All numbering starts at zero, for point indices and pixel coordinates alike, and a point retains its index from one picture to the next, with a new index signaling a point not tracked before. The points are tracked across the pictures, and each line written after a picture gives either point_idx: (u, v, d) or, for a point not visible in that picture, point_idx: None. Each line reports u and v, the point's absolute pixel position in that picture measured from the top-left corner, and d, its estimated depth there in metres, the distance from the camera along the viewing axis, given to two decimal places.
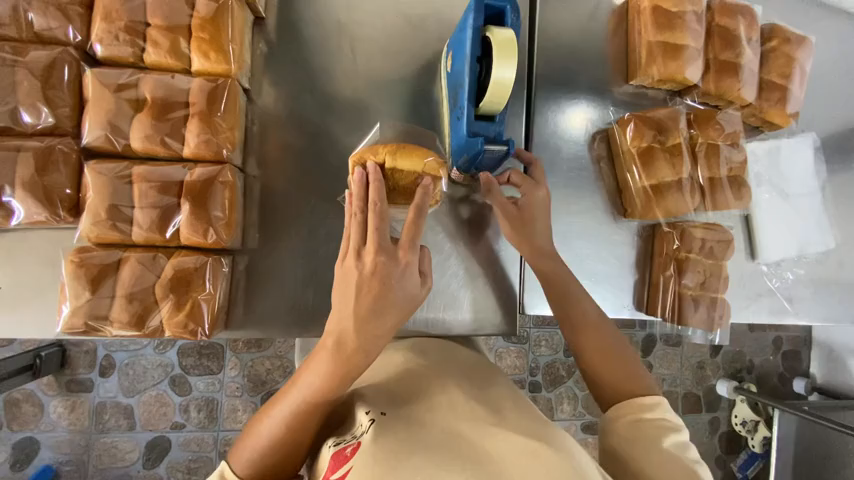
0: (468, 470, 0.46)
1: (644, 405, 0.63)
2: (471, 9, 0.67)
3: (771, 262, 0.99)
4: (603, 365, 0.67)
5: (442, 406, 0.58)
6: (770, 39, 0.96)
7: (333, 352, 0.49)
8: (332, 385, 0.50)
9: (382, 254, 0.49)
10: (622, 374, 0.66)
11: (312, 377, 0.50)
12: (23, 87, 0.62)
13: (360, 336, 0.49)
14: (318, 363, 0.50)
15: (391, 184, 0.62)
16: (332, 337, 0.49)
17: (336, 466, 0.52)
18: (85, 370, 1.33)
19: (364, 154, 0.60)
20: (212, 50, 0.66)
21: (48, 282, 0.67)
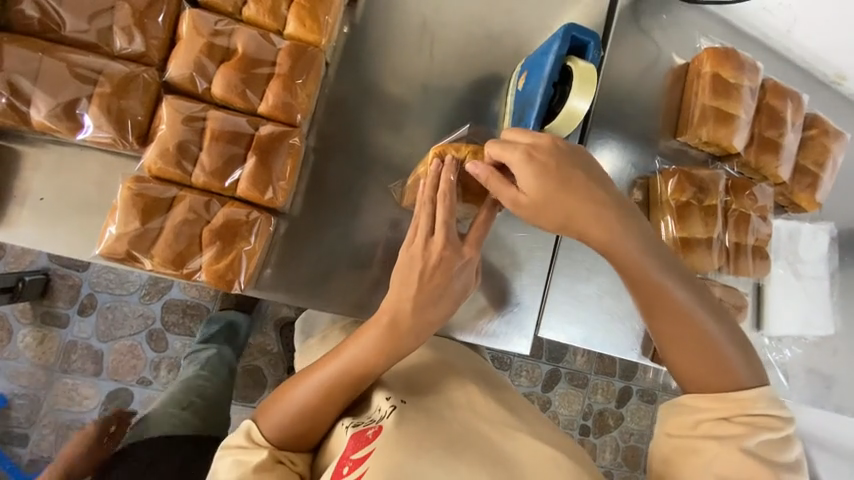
0: (491, 471, 0.51)
1: (741, 398, 0.59)
2: (558, 36, 0.71)
3: (773, 336, 1.03)
4: (687, 356, 0.60)
5: (461, 401, 0.60)
6: (811, 127, 1.01)
7: (388, 329, 0.57)
8: (375, 360, 0.57)
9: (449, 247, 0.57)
10: (706, 369, 0.60)
11: (360, 349, 0.57)
12: (122, 11, 0.64)
13: (414, 319, 0.57)
14: (369, 337, 0.57)
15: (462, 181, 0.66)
16: (388, 315, 0.57)
17: (357, 446, 0.55)
18: (64, 304, 1.29)
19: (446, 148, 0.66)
20: (309, 19, 0.68)
21: (79, 204, 0.66)
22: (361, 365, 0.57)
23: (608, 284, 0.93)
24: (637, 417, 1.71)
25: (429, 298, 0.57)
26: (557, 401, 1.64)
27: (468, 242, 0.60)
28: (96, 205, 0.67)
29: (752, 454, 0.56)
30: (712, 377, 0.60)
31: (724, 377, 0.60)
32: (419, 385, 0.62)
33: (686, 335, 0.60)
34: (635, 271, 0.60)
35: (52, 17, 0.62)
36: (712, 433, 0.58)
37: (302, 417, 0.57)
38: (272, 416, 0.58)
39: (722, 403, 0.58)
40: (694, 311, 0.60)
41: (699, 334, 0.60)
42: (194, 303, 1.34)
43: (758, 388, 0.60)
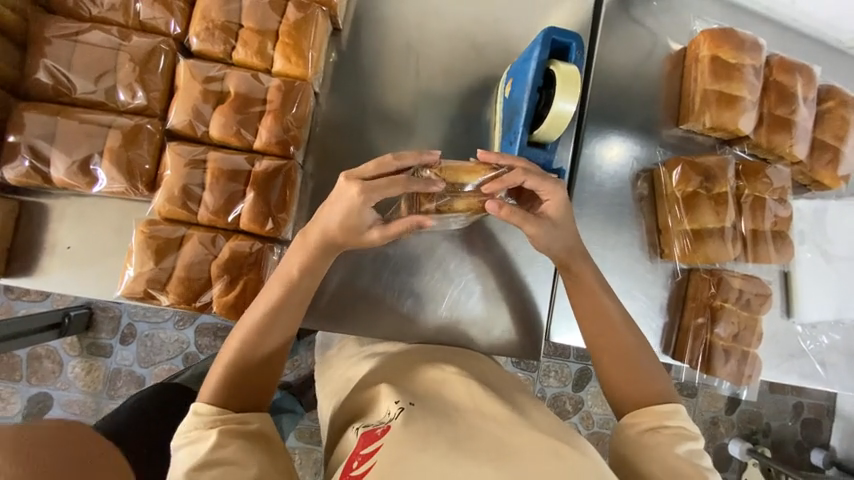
0: (493, 466, 0.49)
1: (664, 411, 0.64)
2: (538, 42, 0.71)
3: (806, 323, 0.97)
4: (617, 371, 0.68)
5: (469, 405, 0.61)
6: (827, 100, 0.96)
7: (315, 249, 0.65)
8: (307, 275, 0.65)
9: (365, 194, 0.60)
10: (631, 374, 0.67)
11: (284, 276, 0.65)
12: (124, 69, 0.69)
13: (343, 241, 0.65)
14: (295, 260, 0.65)
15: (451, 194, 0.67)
16: (316, 235, 0.65)
17: (366, 443, 0.57)
18: (107, 335, 1.38)
19: (442, 167, 0.64)
20: (294, 55, 0.72)
21: (104, 249, 0.72)
22: (289, 291, 0.65)
23: (621, 281, 0.91)
24: None
25: (353, 230, 0.63)
26: (590, 400, 1.60)
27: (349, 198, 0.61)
28: (115, 248, 0.72)
29: (686, 459, 0.60)
30: (638, 385, 0.67)
31: (649, 390, 0.66)
32: (424, 393, 0.64)
33: (611, 349, 0.69)
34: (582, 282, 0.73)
35: (63, 82, 0.68)
36: (646, 445, 0.61)
37: (250, 351, 0.62)
38: (216, 374, 0.61)
39: (645, 415, 0.64)
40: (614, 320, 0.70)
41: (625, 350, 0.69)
42: (224, 325, 1.41)
43: (674, 405, 0.65)
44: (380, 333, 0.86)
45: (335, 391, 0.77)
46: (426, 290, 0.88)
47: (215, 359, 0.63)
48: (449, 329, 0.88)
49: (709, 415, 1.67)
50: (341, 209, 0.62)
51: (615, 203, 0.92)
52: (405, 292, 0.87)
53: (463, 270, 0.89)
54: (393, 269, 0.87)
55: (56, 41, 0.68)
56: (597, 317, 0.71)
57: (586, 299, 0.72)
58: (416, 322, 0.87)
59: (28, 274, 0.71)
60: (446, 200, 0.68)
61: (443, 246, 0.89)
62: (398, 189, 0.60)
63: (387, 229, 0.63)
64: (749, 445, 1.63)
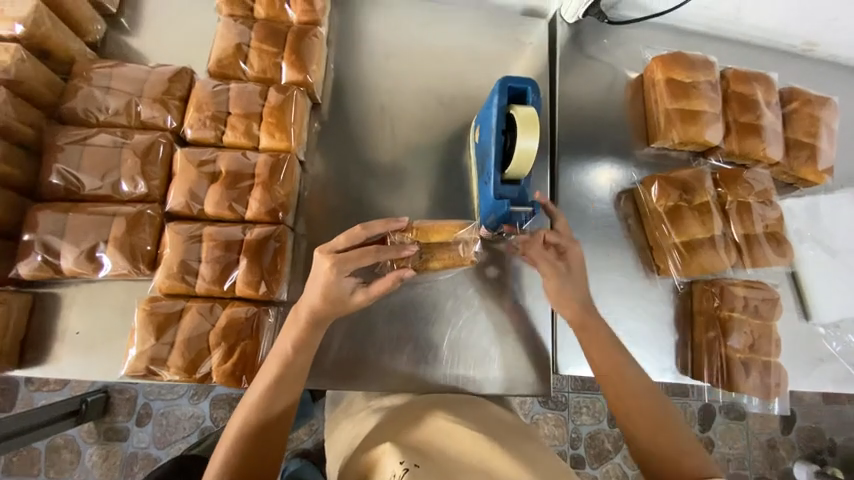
0: None
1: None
2: (496, 91, 0.77)
3: (828, 323, 0.93)
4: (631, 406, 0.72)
5: (476, 461, 0.61)
6: (791, 101, 0.99)
7: (306, 325, 0.67)
8: (303, 349, 0.67)
9: (337, 266, 0.64)
10: (645, 410, 0.71)
11: (280, 354, 0.67)
12: (127, 163, 0.77)
13: (331, 314, 0.67)
14: (287, 339, 0.68)
15: (427, 254, 0.76)
16: (305, 310, 0.67)
17: None
18: (123, 417, 1.38)
19: (417, 229, 0.74)
20: (277, 131, 0.79)
21: (111, 330, 0.75)
22: (284, 369, 0.66)
23: (622, 303, 0.90)
24: (728, 439, 1.52)
25: (339, 297, 0.66)
26: None
27: (324, 276, 0.65)
28: (122, 328, 0.76)
29: None
30: (675, 460, 0.67)
31: (689, 465, 0.66)
32: (432, 452, 0.62)
33: (638, 407, 0.71)
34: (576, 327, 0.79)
35: (74, 181, 0.76)
36: None
37: (252, 430, 0.63)
38: (219, 457, 0.62)
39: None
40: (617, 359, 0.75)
41: (659, 417, 0.71)
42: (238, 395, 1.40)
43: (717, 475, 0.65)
44: (385, 385, 0.84)
45: (342, 449, 0.75)
46: (427, 336, 0.87)
47: (220, 442, 0.64)
48: (454, 372, 0.86)
49: (764, 438, 1.54)
50: (320, 284, 0.66)
51: (602, 226, 0.94)
52: (405, 340, 0.87)
53: (462, 310, 0.88)
54: (391, 317, 0.87)
55: (67, 147, 0.76)
56: (611, 371, 0.75)
57: (604, 357, 0.76)
58: (421, 370, 0.86)
59: (42, 364, 0.74)
60: (422, 258, 0.76)
61: (440, 288, 0.89)
62: (369, 257, 0.65)
63: (371, 289, 0.67)
64: (816, 467, 1.48)
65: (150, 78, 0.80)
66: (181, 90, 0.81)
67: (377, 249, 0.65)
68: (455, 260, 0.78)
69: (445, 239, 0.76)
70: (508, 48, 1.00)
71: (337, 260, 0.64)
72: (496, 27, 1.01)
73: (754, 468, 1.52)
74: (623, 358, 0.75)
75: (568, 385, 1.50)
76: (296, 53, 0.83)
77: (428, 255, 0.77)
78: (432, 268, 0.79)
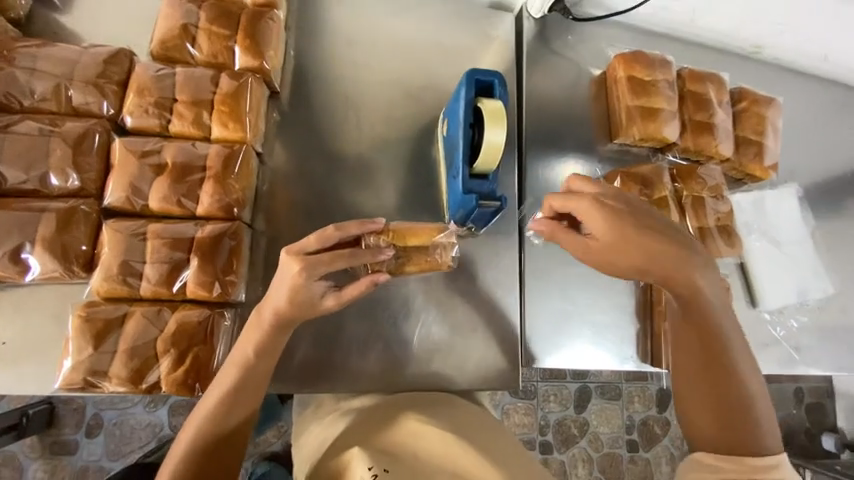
0: None
1: (759, 465, 0.59)
2: (462, 83, 0.75)
3: (772, 309, 0.99)
4: (697, 358, 0.63)
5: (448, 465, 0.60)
6: (741, 100, 1.04)
7: (266, 332, 0.62)
8: (263, 351, 0.62)
9: (307, 270, 0.58)
10: (716, 367, 0.62)
11: (239, 361, 0.62)
12: (56, 154, 0.69)
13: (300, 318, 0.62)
14: (248, 344, 0.62)
15: (403, 256, 0.75)
16: (270, 314, 0.61)
17: None
18: (70, 429, 1.27)
19: (392, 231, 0.73)
20: (231, 121, 0.74)
21: (44, 339, 0.68)
22: (244, 374, 0.61)
23: (587, 295, 0.92)
24: None
25: (306, 303, 0.60)
26: (595, 420, 1.55)
27: (291, 279, 0.58)
28: (56, 337, 0.68)
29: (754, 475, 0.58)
30: (728, 435, 0.61)
31: (742, 442, 0.60)
32: (402, 455, 0.62)
33: (707, 362, 0.63)
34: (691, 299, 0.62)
35: None
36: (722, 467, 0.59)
37: (206, 437, 0.59)
38: (171, 465, 0.58)
39: (740, 464, 0.59)
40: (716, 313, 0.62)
41: (730, 388, 0.62)
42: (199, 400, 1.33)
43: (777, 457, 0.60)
44: (354, 385, 0.82)
45: (308, 455, 0.72)
46: (396, 332, 0.85)
47: (169, 453, 0.61)
48: (423, 369, 0.85)
49: None
50: (286, 288, 0.59)
51: None
52: (373, 338, 0.85)
53: (431, 306, 0.87)
54: (358, 316, 0.85)
55: None
56: (698, 327, 0.63)
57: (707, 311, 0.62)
58: (390, 368, 0.84)
59: None
60: (398, 261, 0.75)
61: (409, 284, 0.87)
62: (342, 261, 0.59)
63: (342, 294, 0.61)
64: None
65: (83, 59, 0.72)
66: (119, 73, 0.74)
67: (352, 253, 0.60)
68: (430, 264, 0.77)
69: (420, 242, 0.75)
70: (475, 41, 0.99)
71: (305, 262, 0.58)
72: (463, 19, 0.99)
73: None
74: (720, 319, 0.62)
75: (538, 375, 1.54)
76: (250, 38, 0.78)
77: (404, 259, 0.75)
78: (409, 272, 0.77)
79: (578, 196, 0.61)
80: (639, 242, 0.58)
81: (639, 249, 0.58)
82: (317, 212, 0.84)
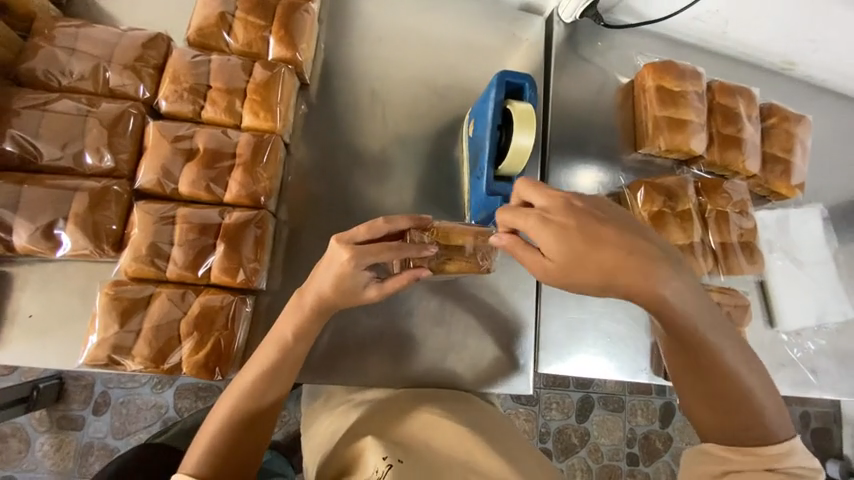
0: None
1: (773, 455, 0.57)
2: (493, 84, 0.75)
3: (790, 331, 0.98)
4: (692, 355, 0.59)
5: (461, 458, 0.61)
6: (770, 116, 1.03)
7: (308, 315, 0.63)
8: (300, 337, 0.64)
9: (356, 259, 0.59)
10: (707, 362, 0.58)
11: (278, 340, 0.64)
12: (92, 133, 0.70)
13: (339, 304, 0.63)
14: (288, 325, 0.64)
15: (445, 255, 0.72)
16: (313, 298, 0.63)
17: None
18: (79, 405, 1.29)
19: (437, 229, 0.70)
20: (262, 110, 0.75)
21: (69, 315, 0.70)
22: (281, 356, 0.63)
23: (603, 304, 0.92)
24: (687, 436, 1.60)
25: (350, 291, 0.62)
26: (596, 430, 1.54)
27: (338, 267, 0.60)
28: (81, 313, 0.70)
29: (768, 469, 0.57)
30: (736, 427, 0.59)
31: (751, 432, 0.58)
32: (415, 447, 0.62)
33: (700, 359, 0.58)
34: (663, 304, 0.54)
35: (30, 150, 0.69)
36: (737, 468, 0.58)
37: (241, 413, 0.61)
38: (205, 436, 0.60)
39: (751, 459, 0.57)
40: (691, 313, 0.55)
41: (732, 383, 0.58)
42: (205, 385, 1.35)
43: (787, 444, 0.58)
44: (365, 379, 0.82)
45: (320, 442, 0.72)
46: (410, 329, 0.86)
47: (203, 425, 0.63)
48: (435, 368, 0.85)
49: None
50: (333, 275, 0.61)
51: None
52: (387, 333, 0.85)
53: (445, 305, 0.87)
54: (374, 311, 0.85)
55: (24, 112, 0.69)
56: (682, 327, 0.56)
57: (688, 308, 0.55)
58: (403, 364, 0.84)
59: None
60: (440, 260, 0.72)
61: (425, 282, 0.87)
62: (389, 253, 0.59)
63: (384, 285, 0.62)
64: None
65: (122, 42, 0.74)
66: (157, 58, 0.75)
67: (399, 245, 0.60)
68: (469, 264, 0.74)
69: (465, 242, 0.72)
70: (504, 44, 0.99)
71: (356, 250, 0.59)
72: (493, 20, 0.99)
73: None
74: (694, 310, 0.55)
75: (541, 382, 1.53)
76: (285, 29, 0.78)
77: (446, 258, 0.72)
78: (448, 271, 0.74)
79: (524, 213, 0.54)
80: (594, 257, 0.51)
81: (593, 261, 0.52)
82: (339, 205, 0.85)
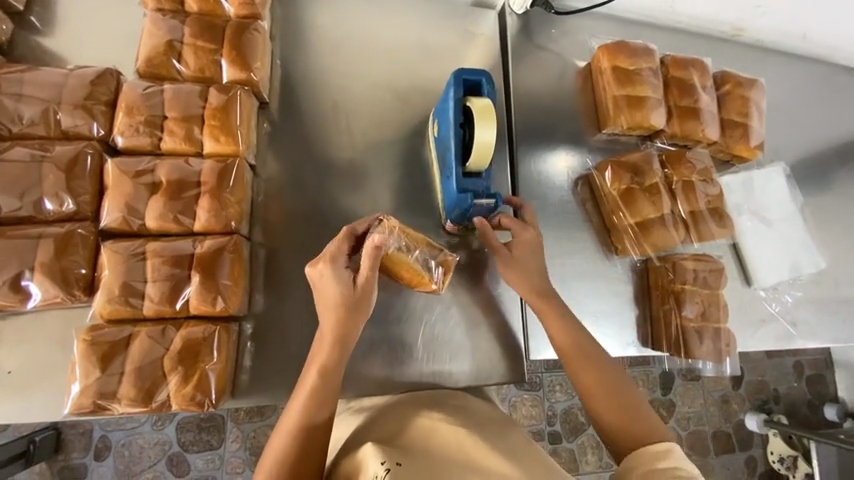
0: None
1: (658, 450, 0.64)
2: (451, 84, 0.76)
3: (767, 287, 1.02)
4: (575, 361, 0.74)
5: (459, 457, 0.61)
6: (724, 83, 1.06)
7: (334, 346, 0.66)
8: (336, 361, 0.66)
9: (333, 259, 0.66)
10: (586, 367, 0.73)
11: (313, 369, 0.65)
12: (49, 179, 0.69)
13: (353, 325, 0.67)
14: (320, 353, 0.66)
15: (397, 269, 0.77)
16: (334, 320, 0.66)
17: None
18: (79, 453, 1.26)
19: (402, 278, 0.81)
20: (223, 135, 0.74)
21: (51, 365, 0.68)
22: (319, 383, 0.64)
23: (586, 286, 0.94)
24: (688, 399, 1.65)
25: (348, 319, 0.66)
26: None
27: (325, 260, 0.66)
28: (62, 362, 0.69)
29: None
30: (630, 428, 0.69)
31: (640, 431, 0.68)
32: (414, 448, 0.62)
33: (586, 367, 0.73)
34: (548, 319, 0.77)
35: None
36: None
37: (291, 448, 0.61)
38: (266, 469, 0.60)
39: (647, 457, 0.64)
40: (565, 326, 0.76)
41: (613, 387, 0.72)
42: (207, 415, 1.33)
43: (667, 443, 0.65)
44: (362, 389, 0.82)
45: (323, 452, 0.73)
46: (399, 336, 0.86)
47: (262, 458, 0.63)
48: (429, 369, 0.86)
49: (718, 394, 1.68)
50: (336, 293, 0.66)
51: (562, 211, 0.97)
52: (378, 342, 0.85)
53: (433, 305, 0.88)
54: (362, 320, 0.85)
55: None
56: (569, 338, 0.76)
57: (565, 328, 0.76)
58: (397, 369, 0.84)
59: None
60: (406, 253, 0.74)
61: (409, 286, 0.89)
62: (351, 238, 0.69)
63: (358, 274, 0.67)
64: (764, 416, 1.64)
65: (69, 82, 0.72)
66: (107, 93, 0.74)
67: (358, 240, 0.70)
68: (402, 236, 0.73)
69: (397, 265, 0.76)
70: (460, 41, 1.00)
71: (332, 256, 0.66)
72: (447, 19, 1.00)
73: (712, 423, 1.65)
74: (560, 316, 0.77)
75: (541, 366, 1.55)
76: (236, 50, 0.78)
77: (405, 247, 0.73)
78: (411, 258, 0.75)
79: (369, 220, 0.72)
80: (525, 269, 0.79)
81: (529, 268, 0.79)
82: (317, 219, 0.84)
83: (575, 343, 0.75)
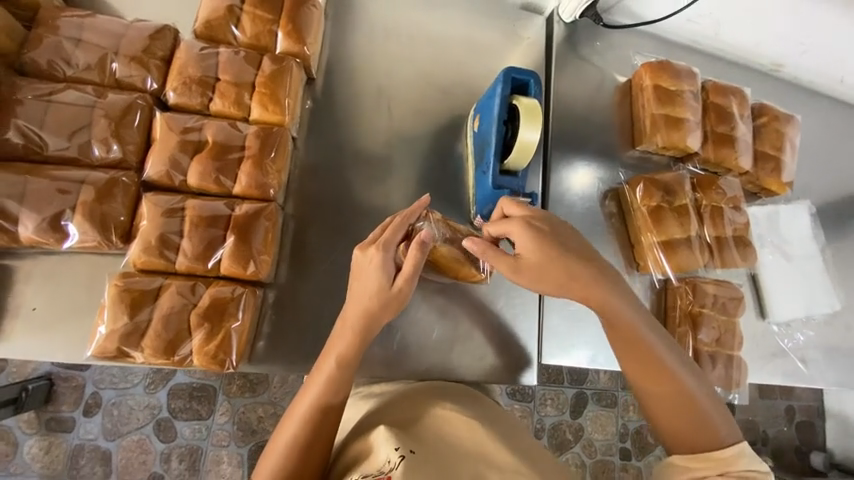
0: None
1: (725, 457, 0.61)
2: (499, 80, 0.77)
3: (781, 322, 1.02)
4: (630, 354, 0.66)
5: (471, 449, 0.61)
6: (761, 116, 1.07)
7: (356, 332, 0.66)
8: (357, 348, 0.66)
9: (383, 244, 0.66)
10: (641, 362, 0.65)
11: (335, 353, 0.65)
12: (99, 124, 0.70)
13: (383, 314, 0.67)
14: (341, 340, 0.66)
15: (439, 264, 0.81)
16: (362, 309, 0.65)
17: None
18: (68, 407, 1.27)
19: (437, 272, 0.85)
20: (271, 103, 0.75)
21: (76, 308, 0.69)
22: (338, 368, 0.64)
23: None
24: None
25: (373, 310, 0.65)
26: (589, 426, 1.57)
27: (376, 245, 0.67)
28: (88, 306, 0.69)
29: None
30: (683, 434, 0.64)
31: (699, 440, 0.63)
32: (427, 435, 0.63)
33: (639, 365, 0.65)
34: (621, 324, 0.65)
35: (35, 140, 0.68)
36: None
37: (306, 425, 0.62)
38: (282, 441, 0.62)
39: (706, 463, 0.61)
40: (631, 317, 0.64)
41: (678, 387, 0.64)
42: (200, 385, 1.33)
43: (740, 444, 0.63)
44: (373, 372, 0.83)
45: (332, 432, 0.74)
46: (414, 325, 0.86)
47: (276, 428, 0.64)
48: (440, 361, 0.86)
49: None
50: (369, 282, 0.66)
51: (588, 221, 0.97)
52: (393, 327, 0.85)
53: (452, 298, 0.89)
54: None
55: (28, 102, 0.68)
56: (624, 326, 0.65)
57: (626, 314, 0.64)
58: (409, 357, 0.85)
59: None
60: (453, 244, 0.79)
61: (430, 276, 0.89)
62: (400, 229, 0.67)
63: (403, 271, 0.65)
64: None
65: (129, 33, 0.73)
66: (164, 49, 0.75)
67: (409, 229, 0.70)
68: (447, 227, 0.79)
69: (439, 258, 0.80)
70: (506, 42, 1.01)
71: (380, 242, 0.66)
72: (496, 19, 1.01)
73: None
74: (627, 308, 0.64)
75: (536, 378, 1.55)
76: (293, 23, 0.79)
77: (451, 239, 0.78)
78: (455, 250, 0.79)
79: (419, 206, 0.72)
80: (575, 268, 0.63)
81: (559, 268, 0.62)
82: (348, 199, 0.85)
83: (632, 337, 0.65)
